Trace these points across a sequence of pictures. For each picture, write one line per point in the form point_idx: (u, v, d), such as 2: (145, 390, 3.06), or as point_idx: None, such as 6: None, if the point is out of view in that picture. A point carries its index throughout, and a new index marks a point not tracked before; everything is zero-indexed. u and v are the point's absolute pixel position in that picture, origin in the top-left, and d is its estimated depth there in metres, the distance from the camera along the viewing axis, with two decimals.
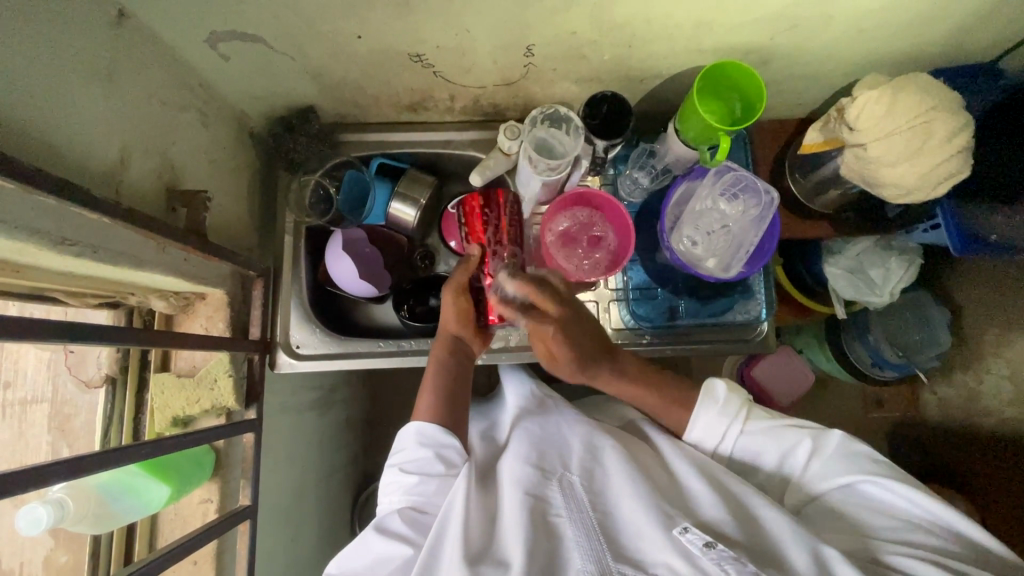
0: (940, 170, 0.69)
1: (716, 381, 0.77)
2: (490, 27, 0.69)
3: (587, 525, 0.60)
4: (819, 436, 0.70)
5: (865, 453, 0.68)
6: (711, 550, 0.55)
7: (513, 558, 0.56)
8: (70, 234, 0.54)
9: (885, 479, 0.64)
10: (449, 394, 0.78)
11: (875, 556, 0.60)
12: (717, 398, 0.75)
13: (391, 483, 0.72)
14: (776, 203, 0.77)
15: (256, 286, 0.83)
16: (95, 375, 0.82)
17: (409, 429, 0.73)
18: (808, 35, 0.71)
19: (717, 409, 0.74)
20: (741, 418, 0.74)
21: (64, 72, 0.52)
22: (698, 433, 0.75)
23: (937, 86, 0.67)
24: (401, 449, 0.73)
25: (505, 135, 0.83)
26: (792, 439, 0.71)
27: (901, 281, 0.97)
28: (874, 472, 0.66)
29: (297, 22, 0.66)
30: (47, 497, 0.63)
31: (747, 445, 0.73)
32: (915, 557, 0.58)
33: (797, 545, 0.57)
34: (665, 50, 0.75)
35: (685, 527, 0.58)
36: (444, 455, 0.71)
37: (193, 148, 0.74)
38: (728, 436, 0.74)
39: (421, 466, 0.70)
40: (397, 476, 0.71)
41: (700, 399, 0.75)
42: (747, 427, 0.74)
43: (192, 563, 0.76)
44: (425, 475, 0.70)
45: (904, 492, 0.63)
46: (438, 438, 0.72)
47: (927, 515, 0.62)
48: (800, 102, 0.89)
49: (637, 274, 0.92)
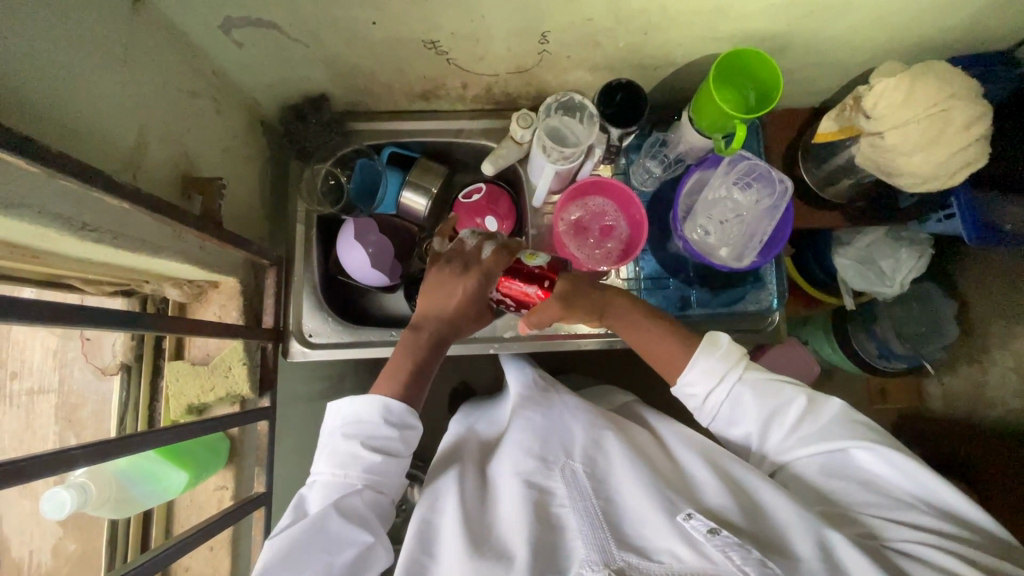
0: (957, 160, 0.69)
1: (717, 333, 0.72)
2: (506, 14, 0.68)
3: (590, 513, 0.59)
4: (814, 398, 0.67)
5: (860, 422, 0.66)
6: (715, 536, 0.54)
7: (515, 549, 0.57)
8: (90, 220, 0.54)
9: (885, 449, 0.62)
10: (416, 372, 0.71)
11: (880, 541, 0.58)
12: (719, 346, 0.71)
13: (342, 454, 0.64)
14: (790, 191, 0.77)
15: (269, 275, 0.83)
16: (110, 363, 0.82)
17: (373, 400, 0.67)
18: (825, 23, 0.71)
19: (717, 356, 0.69)
20: (739, 369, 0.69)
21: (84, 58, 0.52)
22: (693, 377, 0.70)
23: (955, 73, 0.67)
24: (357, 419, 0.66)
25: (517, 124, 0.82)
26: (786, 398, 0.67)
27: (913, 270, 0.97)
28: (874, 441, 0.63)
29: (311, 9, 0.66)
30: (70, 482, 0.63)
31: (740, 401, 0.68)
32: (923, 542, 0.56)
33: (801, 529, 0.56)
34: (680, 37, 0.75)
35: (688, 513, 0.57)
36: (407, 435, 0.67)
37: (206, 136, 0.74)
38: (726, 384, 0.69)
39: (385, 445, 0.65)
40: (355, 450, 0.64)
41: (701, 346, 0.71)
42: (746, 377, 0.69)
43: (209, 550, 0.76)
44: (388, 455, 0.65)
45: (905, 465, 0.61)
46: (404, 418, 0.67)
47: (925, 490, 0.60)
48: (815, 91, 0.88)
49: (648, 263, 0.93)
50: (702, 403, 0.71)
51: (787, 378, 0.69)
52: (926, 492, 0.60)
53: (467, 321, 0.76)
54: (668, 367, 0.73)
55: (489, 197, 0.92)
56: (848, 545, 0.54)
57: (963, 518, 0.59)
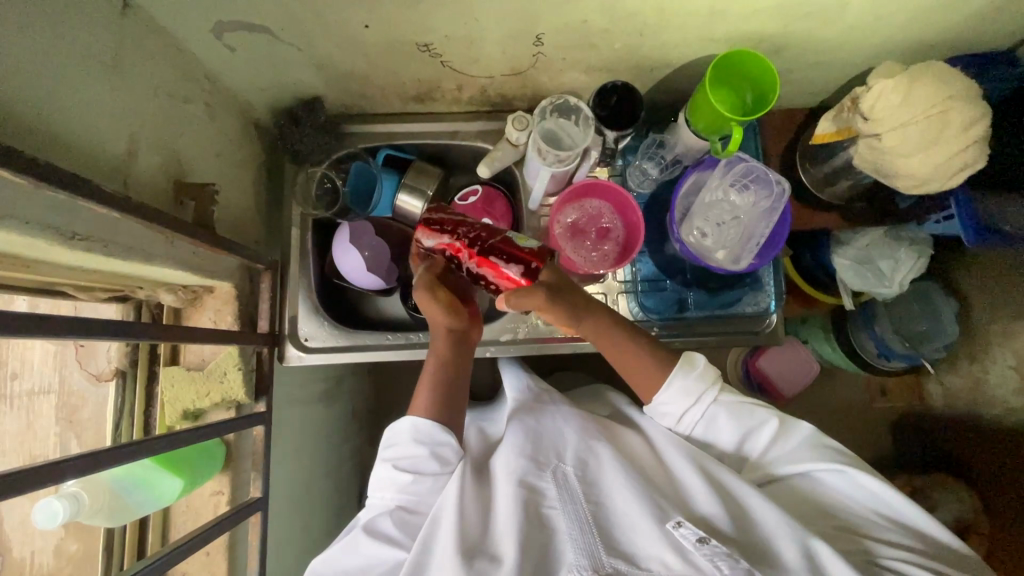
0: (955, 162, 0.68)
1: (693, 353, 0.74)
2: (499, 16, 0.68)
3: (579, 517, 0.59)
4: (785, 420, 0.71)
5: (830, 445, 0.69)
6: (704, 545, 0.54)
7: (506, 552, 0.56)
8: (80, 229, 0.53)
9: (855, 470, 0.65)
10: (447, 392, 0.73)
11: (864, 553, 0.59)
12: (696, 366, 0.72)
13: (382, 477, 0.68)
14: (787, 194, 0.76)
15: (264, 279, 0.83)
16: (105, 368, 0.82)
17: (403, 422, 0.69)
18: (823, 23, 0.70)
19: (694, 376, 0.71)
20: (716, 388, 0.71)
21: (72, 65, 0.52)
22: (670, 396, 0.71)
23: (953, 73, 0.66)
24: (394, 443, 0.69)
25: (512, 126, 0.82)
26: (759, 419, 0.70)
27: (909, 272, 0.96)
28: (844, 463, 0.66)
29: (302, 13, 0.66)
30: (63, 491, 0.63)
31: (716, 418, 0.71)
32: (901, 558, 0.58)
33: (786, 536, 0.57)
34: (676, 38, 0.74)
35: (678, 521, 0.57)
36: (440, 453, 0.68)
37: (199, 140, 0.73)
38: (703, 403, 0.71)
39: (415, 464, 0.67)
40: (390, 472, 0.67)
41: (678, 366, 0.72)
42: (720, 398, 0.72)
43: (205, 555, 0.76)
44: (418, 474, 0.66)
45: (877, 486, 0.64)
46: (432, 434, 0.68)
47: (894, 509, 0.63)
48: (813, 91, 0.87)
49: (645, 266, 0.92)
50: (678, 421, 0.73)
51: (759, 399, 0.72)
52: (896, 511, 0.63)
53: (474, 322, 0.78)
54: (646, 388, 0.74)
55: (486, 200, 0.92)
56: (836, 555, 0.55)
57: (932, 537, 0.61)
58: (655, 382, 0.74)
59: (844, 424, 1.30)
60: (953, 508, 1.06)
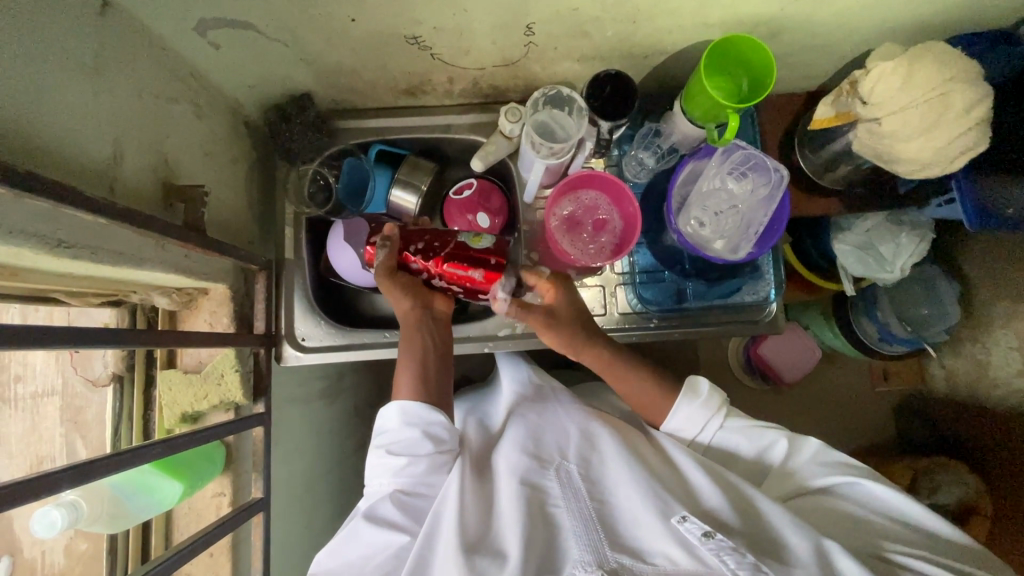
0: (958, 145, 0.66)
1: (698, 377, 0.76)
2: (488, 7, 0.66)
3: (584, 514, 0.59)
4: (791, 436, 0.71)
5: (841, 461, 0.70)
6: (710, 539, 0.54)
7: (510, 549, 0.55)
8: (66, 236, 0.53)
9: (869, 480, 0.66)
10: (423, 368, 0.73)
11: (882, 554, 0.59)
12: (700, 394, 0.74)
13: (377, 465, 0.68)
14: (785, 180, 0.75)
15: (258, 280, 0.82)
16: (101, 374, 0.83)
17: (391, 408, 0.69)
18: (819, 6, 0.69)
19: (699, 404, 0.73)
20: (721, 414, 0.73)
21: (52, 69, 0.51)
22: (678, 425, 0.74)
23: (953, 55, 0.65)
24: (384, 429, 0.69)
25: (506, 119, 0.79)
26: (767, 437, 0.71)
27: (914, 255, 0.95)
28: (856, 476, 0.67)
29: (288, 9, 0.64)
30: (61, 501, 0.64)
31: (723, 442, 0.73)
32: (917, 556, 0.58)
33: (795, 532, 0.56)
34: (670, 25, 0.73)
35: (683, 516, 0.56)
36: (432, 431, 0.68)
37: (187, 140, 0.72)
38: (709, 429, 0.73)
39: (409, 446, 0.67)
40: (384, 457, 0.67)
41: (682, 393, 0.74)
42: (727, 423, 0.73)
43: (209, 556, 0.77)
44: (414, 456, 0.66)
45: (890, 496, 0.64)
46: (423, 415, 0.68)
47: (908, 513, 0.63)
48: (810, 75, 0.86)
49: (643, 257, 0.91)
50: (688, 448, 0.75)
51: (766, 420, 0.73)
52: (907, 516, 0.63)
53: (446, 298, 0.81)
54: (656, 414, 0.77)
55: (480, 193, 0.90)
56: (846, 552, 0.54)
57: (941, 539, 0.62)
58: (661, 411, 0.77)
59: (846, 409, 1.29)
60: (953, 491, 1.06)
